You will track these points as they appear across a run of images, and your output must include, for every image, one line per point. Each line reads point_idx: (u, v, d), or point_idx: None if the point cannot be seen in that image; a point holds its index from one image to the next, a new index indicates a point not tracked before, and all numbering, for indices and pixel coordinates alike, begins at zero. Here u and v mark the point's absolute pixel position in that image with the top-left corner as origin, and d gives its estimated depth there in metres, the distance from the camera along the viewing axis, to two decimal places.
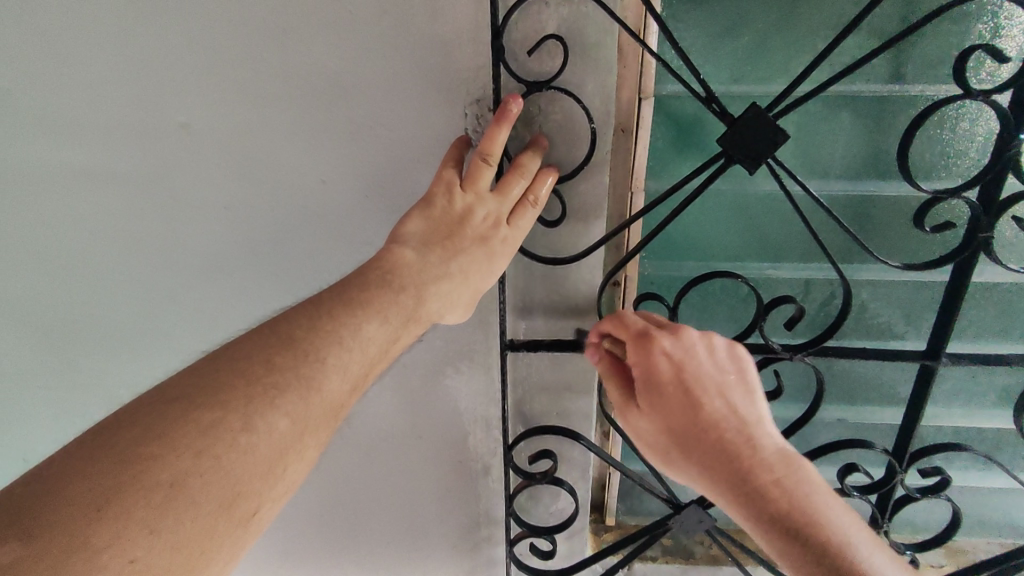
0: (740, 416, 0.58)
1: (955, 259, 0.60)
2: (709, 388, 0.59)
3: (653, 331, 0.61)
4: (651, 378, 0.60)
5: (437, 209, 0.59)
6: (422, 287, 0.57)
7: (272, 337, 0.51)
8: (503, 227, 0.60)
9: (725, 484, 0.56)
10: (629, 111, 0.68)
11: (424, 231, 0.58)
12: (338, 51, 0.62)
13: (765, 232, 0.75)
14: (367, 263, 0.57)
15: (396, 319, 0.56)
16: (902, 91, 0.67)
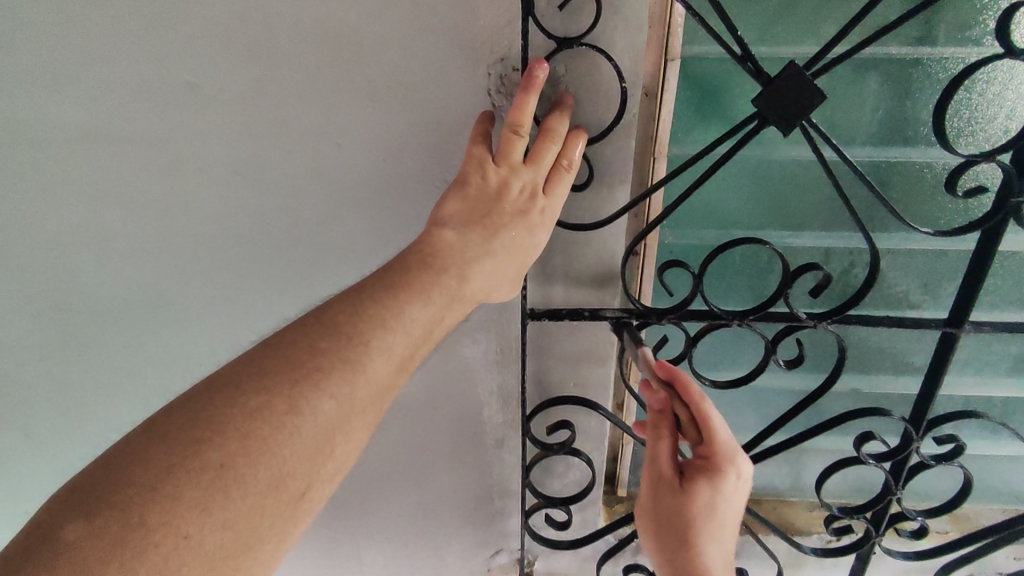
0: (725, 522, 0.64)
1: (984, 223, 0.59)
2: (725, 508, 0.64)
3: (738, 458, 0.62)
4: (703, 477, 0.63)
5: (472, 188, 0.57)
6: (465, 266, 0.56)
7: (317, 323, 0.49)
8: (541, 198, 0.58)
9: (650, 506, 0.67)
10: (656, 73, 0.66)
11: (461, 212, 0.57)
12: (353, 5, 0.59)
13: (787, 199, 0.74)
14: (411, 246, 0.56)
15: (439, 299, 0.54)
16: (933, 55, 0.66)
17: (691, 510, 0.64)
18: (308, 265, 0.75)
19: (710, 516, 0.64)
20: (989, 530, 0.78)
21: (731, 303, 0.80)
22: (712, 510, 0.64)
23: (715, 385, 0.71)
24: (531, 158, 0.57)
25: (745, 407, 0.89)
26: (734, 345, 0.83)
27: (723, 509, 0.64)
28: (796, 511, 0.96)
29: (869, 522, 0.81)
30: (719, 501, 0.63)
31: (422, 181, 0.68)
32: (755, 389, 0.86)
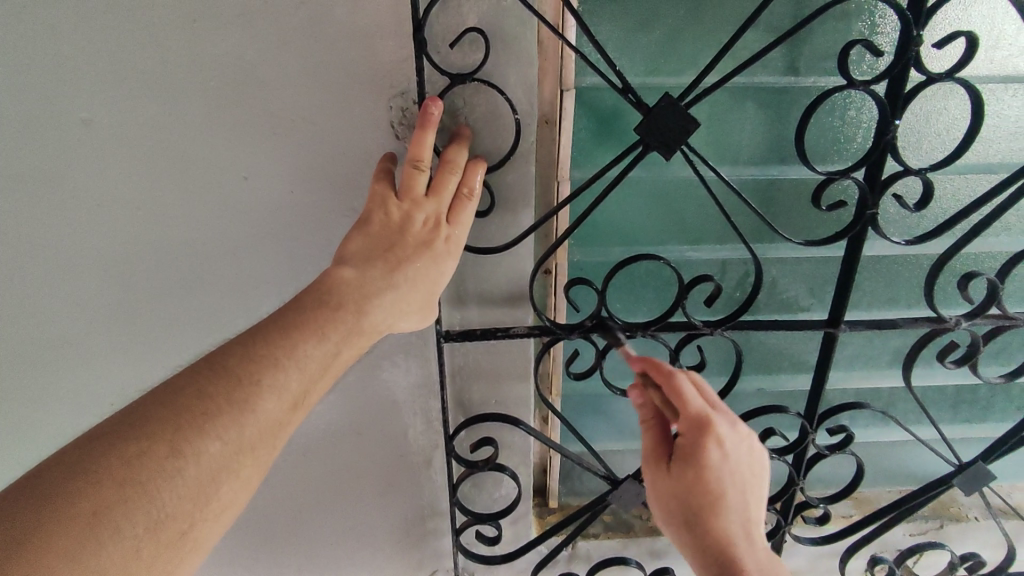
0: (733, 496, 0.62)
1: (846, 233, 0.66)
2: (728, 477, 0.61)
3: (713, 422, 0.61)
4: (687, 456, 0.62)
5: (376, 225, 0.59)
6: (364, 300, 0.57)
7: (208, 368, 0.50)
8: (445, 227, 0.60)
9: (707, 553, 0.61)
10: (552, 102, 0.70)
11: (363, 249, 0.58)
12: (251, 43, 0.61)
13: (683, 215, 0.79)
14: (309, 285, 0.57)
15: (337, 335, 0.55)
16: (797, 83, 0.73)
17: (686, 492, 0.62)
18: (219, 299, 0.74)
19: (711, 489, 0.61)
20: (883, 511, 0.85)
21: (639, 314, 0.85)
22: (711, 490, 0.61)
23: (624, 394, 0.75)
24: (433, 191, 0.59)
25: None
26: (646, 353, 0.87)
27: (724, 480, 0.61)
28: None
29: (778, 512, 0.87)
30: (714, 473, 0.61)
31: (332, 211, 0.70)
32: None
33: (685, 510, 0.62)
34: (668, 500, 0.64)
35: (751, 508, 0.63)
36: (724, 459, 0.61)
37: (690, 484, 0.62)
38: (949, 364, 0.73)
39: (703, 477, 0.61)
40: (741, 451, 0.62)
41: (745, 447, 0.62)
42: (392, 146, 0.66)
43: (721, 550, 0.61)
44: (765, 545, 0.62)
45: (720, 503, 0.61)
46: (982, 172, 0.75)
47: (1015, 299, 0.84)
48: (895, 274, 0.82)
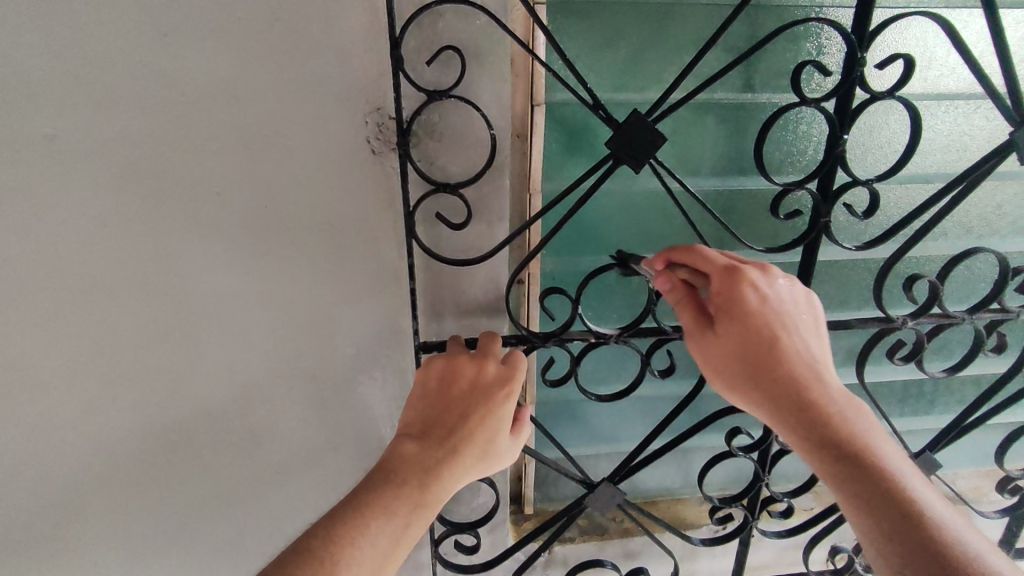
0: (794, 334, 0.62)
1: (803, 240, 0.70)
2: (774, 320, 0.61)
3: (744, 267, 0.62)
4: (728, 310, 0.62)
5: (423, 397, 0.65)
6: (426, 474, 0.59)
7: (293, 554, 0.50)
8: (484, 375, 0.66)
9: (808, 421, 0.58)
10: (524, 118, 0.72)
11: (417, 420, 0.64)
12: (226, 57, 0.61)
13: (650, 224, 0.82)
14: (376, 464, 0.60)
15: (404, 510, 0.56)
16: (753, 99, 0.78)
17: (745, 347, 0.61)
18: (189, 316, 0.72)
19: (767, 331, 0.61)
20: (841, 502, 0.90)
21: (611, 320, 0.87)
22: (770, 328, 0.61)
23: (600, 398, 0.77)
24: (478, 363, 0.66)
25: (634, 415, 0.96)
26: (616, 358, 0.90)
27: (779, 320, 0.62)
28: (688, 507, 1.04)
29: (746, 508, 0.89)
30: (759, 317, 0.61)
31: (307, 224, 0.70)
32: (639, 397, 0.95)
33: (748, 359, 0.61)
34: (726, 362, 0.63)
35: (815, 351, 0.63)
36: (760, 301, 0.62)
37: (740, 337, 0.61)
38: (897, 360, 0.79)
39: (763, 320, 0.61)
40: (782, 289, 0.63)
41: (786, 289, 0.63)
42: (368, 160, 0.67)
43: (801, 399, 0.59)
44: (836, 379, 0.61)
45: (777, 347, 0.61)
46: (922, 182, 0.81)
47: (954, 298, 0.91)
48: (847, 278, 0.87)
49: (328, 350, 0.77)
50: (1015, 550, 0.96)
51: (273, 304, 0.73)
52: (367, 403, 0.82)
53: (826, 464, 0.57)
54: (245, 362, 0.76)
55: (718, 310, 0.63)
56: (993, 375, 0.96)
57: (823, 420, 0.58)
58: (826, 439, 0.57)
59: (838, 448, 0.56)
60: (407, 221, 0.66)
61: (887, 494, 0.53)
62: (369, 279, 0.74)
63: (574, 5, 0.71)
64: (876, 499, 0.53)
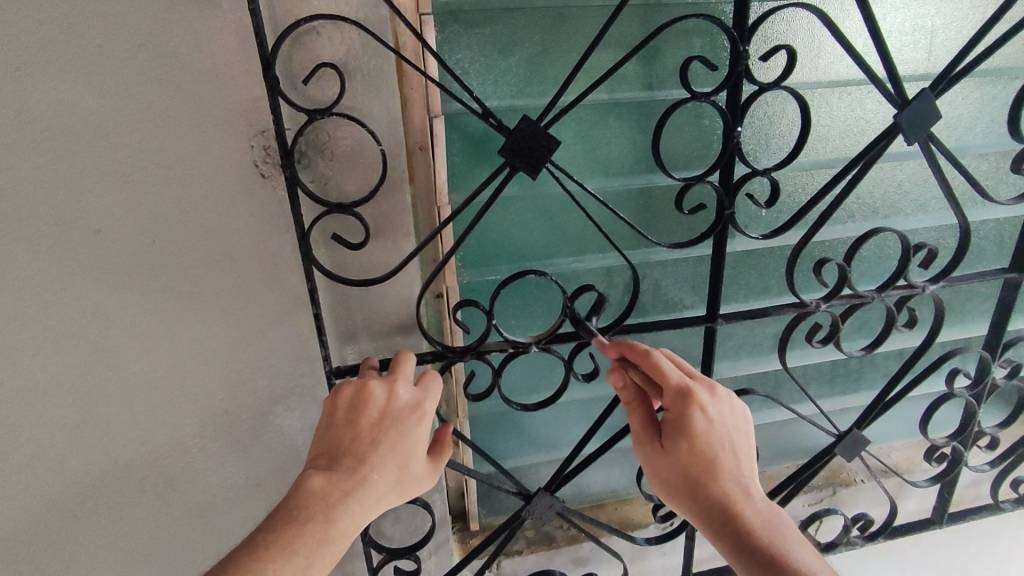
0: (733, 448, 0.65)
1: (709, 233, 0.70)
2: (717, 441, 0.64)
3: (695, 388, 0.64)
4: (676, 428, 0.64)
5: (332, 423, 0.62)
6: (331, 508, 0.57)
7: None
8: (395, 400, 0.63)
9: (735, 539, 0.61)
10: (423, 130, 0.70)
11: (325, 450, 0.61)
12: (86, 87, 0.57)
13: (564, 229, 0.81)
14: (281, 499, 0.57)
15: (305, 550, 0.54)
16: (652, 96, 0.78)
17: (680, 465, 0.64)
18: (80, 362, 0.67)
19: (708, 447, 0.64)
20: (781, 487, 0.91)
21: (535, 327, 0.86)
22: (709, 446, 0.64)
23: (525, 408, 0.76)
24: (390, 389, 0.63)
25: (571, 421, 0.95)
26: (544, 366, 0.89)
27: (720, 436, 0.64)
28: (634, 506, 1.04)
29: None
30: (704, 438, 0.64)
31: (200, 256, 0.66)
32: (573, 402, 0.94)
33: (685, 472, 0.64)
34: (669, 473, 0.65)
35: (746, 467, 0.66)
36: (708, 425, 0.64)
37: (685, 456, 0.64)
38: (815, 343, 0.80)
39: (707, 438, 0.64)
40: (725, 412, 0.65)
41: (728, 412, 0.66)
42: (257, 184, 0.65)
43: (737, 522, 0.62)
44: (762, 495, 0.64)
45: (715, 469, 0.63)
46: (822, 167, 0.83)
47: (866, 278, 0.93)
48: (764, 266, 0.88)
49: (239, 385, 0.74)
50: (948, 516, 0.99)
51: (173, 342, 0.69)
52: (288, 434, 0.79)
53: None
54: (150, 406, 0.72)
55: (667, 426, 0.65)
56: (910, 348, 0.99)
57: (751, 539, 0.61)
58: (755, 555, 0.60)
59: (761, 565, 0.60)
60: (301, 244, 0.63)
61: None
62: (275, 307, 0.71)
63: (462, 12, 0.70)
64: None
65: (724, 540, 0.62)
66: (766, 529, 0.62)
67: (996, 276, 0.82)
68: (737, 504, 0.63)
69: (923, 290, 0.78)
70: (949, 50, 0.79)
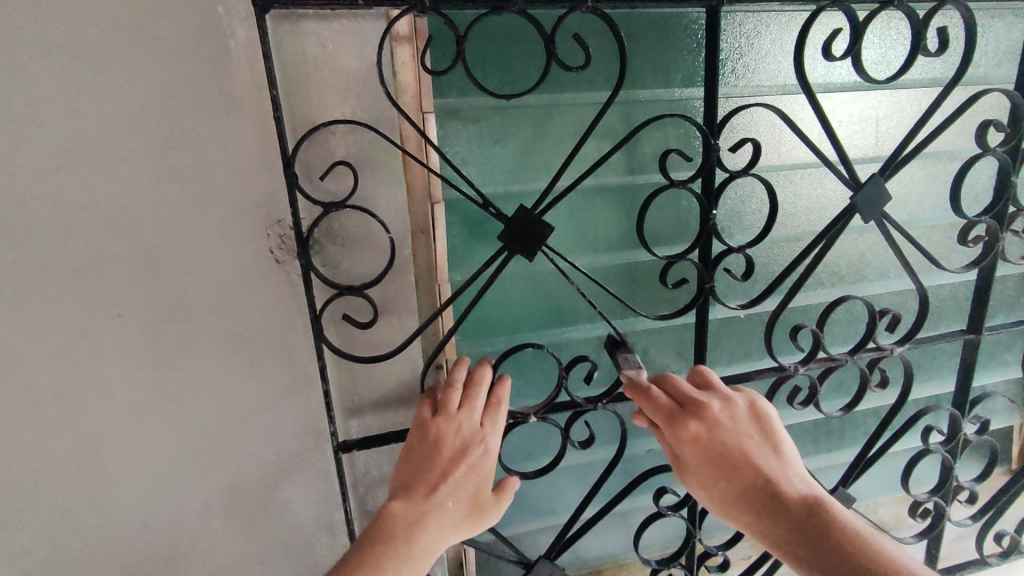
0: (756, 444, 0.68)
1: (691, 306, 0.76)
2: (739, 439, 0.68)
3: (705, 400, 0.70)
4: (685, 442, 0.68)
5: (411, 448, 0.66)
6: (413, 528, 0.60)
7: None
8: (462, 417, 0.67)
9: (776, 520, 0.63)
10: (425, 215, 0.76)
11: (404, 474, 0.64)
12: (120, 184, 0.62)
13: (557, 301, 0.87)
14: (364, 525, 0.60)
15: (392, 571, 0.57)
16: (634, 180, 0.85)
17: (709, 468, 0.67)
18: (91, 442, 0.69)
19: (724, 444, 0.67)
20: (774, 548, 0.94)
21: (531, 395, 0.89)
22: (721, 439, 0.68)
23: (525, 476, 0.79)
24: (464, 403, 0.68)
25: (568, 487, 0.97)
26: (540, 433, 0.92)
27: (733, 433, 0.68)
28: (631, 572, 1.05)
29: (684, 566, 0.91)
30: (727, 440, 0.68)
31: (214, 336, 0.70)
32: (569, 468, 0.96)
33: (714, 479, 0.68)
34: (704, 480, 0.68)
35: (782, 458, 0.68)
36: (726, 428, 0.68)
37: (706, 464, 0.68)
38: (797, 405, 0.85)
39: (722, 435, 0.68)
40: (733, 416, 0.70)
41: (736, 414, 0.70)
42: (272, 269, 0.69)
43: (777, 509, 0.64)
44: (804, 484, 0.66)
45: (743, 462, 0.67)
46: (792, 240, 0.91)
47: (840, 341, 0.99)
48: (744, 332, 0.94)
49: (245, 460, 0.75)
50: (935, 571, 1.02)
51: (183, 421, 0.71)
52: (290, 510, 0.79)
53: (806, 558, 0.61)
54: (156, 485, 0.73)
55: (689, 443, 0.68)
56: (887, 405, 1.04)
57: (797, 515, 0.63)
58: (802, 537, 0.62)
59: (809, 539, 0.61)
60: (313, 325, 0.67)
61: (865, 573, 0.56)
62: (284, 383, 0.74)
63: (461, 111, 0.77)
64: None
65: (770, 527, 0.64)
66: (808, 504, 0.63)
67: (957, 337, 0.89)
68: (772, 489, 0.65)
69: (891, 352, 0.85)
70: (895, 137, 0.89)
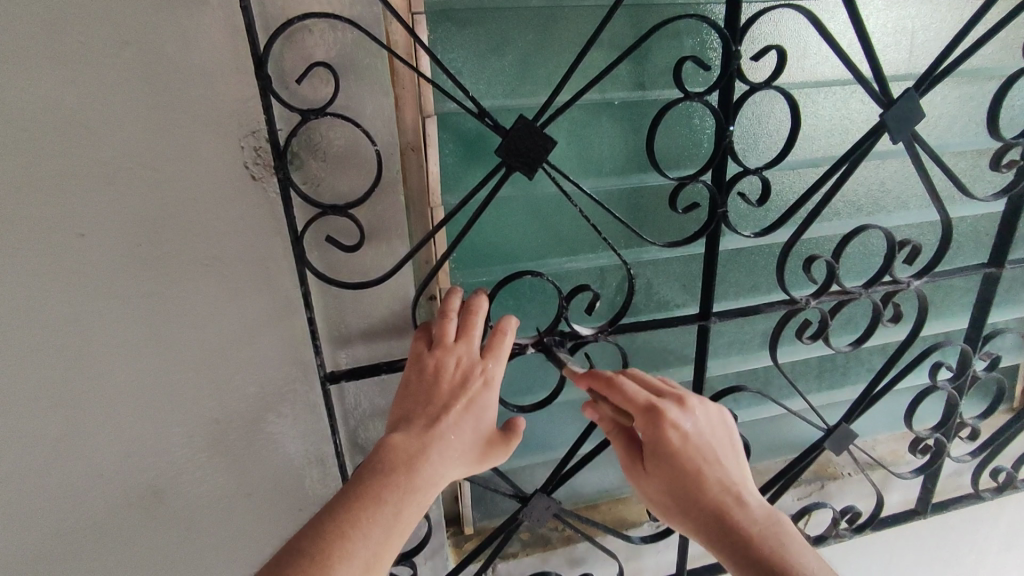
0: (720, 454, 0.64)
1: (702, 233, 0.71)
2: (697, 452, 0.63)
3: (662, 406, 0.62)
4: (652, 447, 0.63)
5: (410, 382, 0.63)
6: (415, 459, 0.57)
7: (285, 554, 0.49)
8: (461, 347, 0.64)
9: (720, 535, 0.61)
10: (416, 130, 0.69)
11: (404, 409, 0.61)
12: (68, 85, 0.55)
13: (558, 229, 0.81)
14: (363, 459, 0.57)
15: (395, 501, 0.54)
16: (643, 96, 0.78)
17: (665, 478, 0.64)
18: (62, 373, 0.65)
19: (684, 458, 0.62)
20: (773, 482, 0.93)
21: (528, 329, 0.86)
22: (683, 451, 0.62)
23: (521, 409, 0.76)
24: (462, 334, 0.64)
25: (566, 422, 0.95)
26: (538, 367, 0.89)
27: (698, 444, 0.63)
28: (628, 505, 1.05)
29: None
30: (681, 456, 0.62)
31: (188, 260, 0.64)
32: (568, 403, 0.94)
33: (664, 488, 0.64)
34: (654, 489, 0.66)
35: (735, 472, 0.64)
36: (688, 442, 0.63)
37: (664, 473, 0.63)
38: (805, 339, 0.80)
39: (693, 446, 0.63)
40: (700, 425, 0.64)
41: (703, 421, 0.64)
42: (247, 186, 0.63)
43: (727, 527, 0.61)
44: (758, 499, 0.63)
45: (700, 480, 0.62)
46: (810, 166, 0.85)
47: (852, 275, 0.95)
48: (754, 264, 0.90)
49: (229, 392, 0.72)
50: (932, 506, 1.01)
51: (161, 350, 0.67)
52: (279, 442, 0.77)
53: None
54: (136, 416, 0.69)
55: (646, 452, 0.64)
56: (896, 342, 1.01)
57: (741, 539, 0.60)
58: (744, 559, 0.59)
59: (749, 560, 0.59)
60: (295, 248, 0.62)
61: None
62: (266, 311, 0.69)
63: (455, 11, 0.69)
64: None
65: (711, 538, 0.62)
66: (760, 526, 0.60)
67: (978, 271, 0.83)
68: (729, 508, 0.62)
69: (908, 286, 0.80)
70: (930, 52, 0.81)
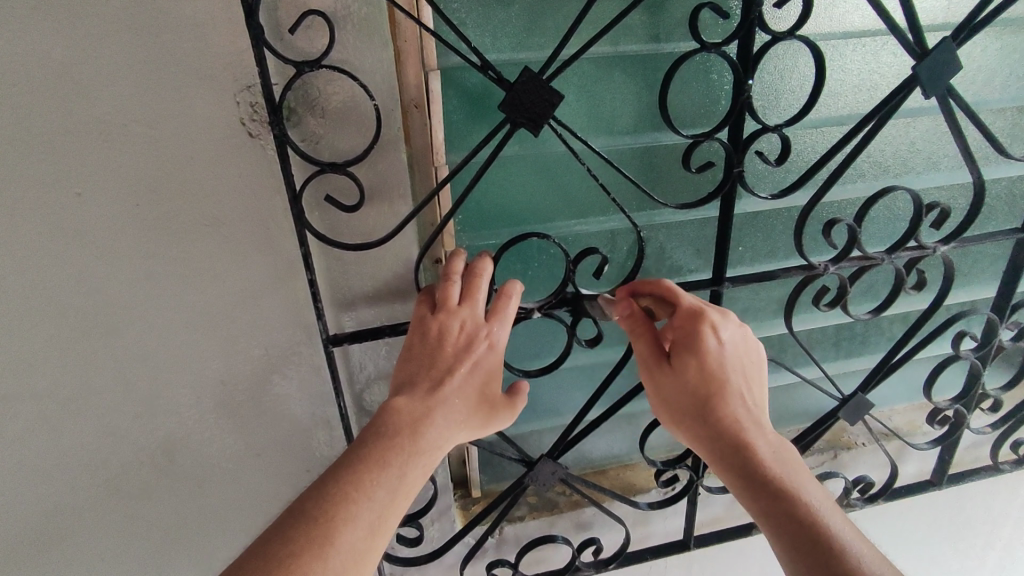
0: (742, 373, 0.64)
1: (717, 193, 0.68)
2: (727, 363, 0.63)
3: (706, 310, 0.64)
4: (686, 345, 0.63)
5: (414, 344, 0.61)
6: (419, 422, 0.56)
7: (290, 517, 0.49)
8: (464, 309, 0.62)
9: (730, 453, 0.60)
10: (419, 87, 0.65)
11: (409, 372, 0.60)
12: (56, 37, 0.53)
13: (567, 190, 0.78)
14: (368, 422, 0.57)
15: (399, 463, 0.54)
16: (658, 49, 0.74)
17: (686, 383, 0.63)
18: (68, 334, 0.65)
19: (716, 364, 0.63)
20: (785, 450, 0.92)
21: (536, 292, 0.84)
22: (715, 357, 0.63)
23: (526, 374, 0.74)
24: (466, 297, 0.62)
25: (574, 387, 0.94)
26: (546, 332, 0.87)
27: (728, 357, 0.63)
28: (636, 471, 1.04)
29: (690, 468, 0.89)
30: (712, 361, 0.63)
31: (187, 221, 0.63)
32: (576, 369, 0.93)
33: (683, 393, 0.63)
34: (671, 395, 0.64)
35: (757, 399, 0.64)
36: (719, 352, 0.63)
37: (692, 373, 0.62)
38: (822, 307, 0.77)
39: (724, 358, 0.63)
40: (736, 339, 0.65)
41: (739, 336, 0.65)
42: (244, 144, 0.62)
43: (742, 447, 0.60)
44: (773, 430, 0.62)
45: (725, 390, 0.62)
46: (834, 123, 0.80)
47: (875, 239, 0.91)
48: (772, 228, 0.86)
49: (233, 353, 0.72)
50: (948, 477, 0.99)
51: (164, 311, 0.67)
52: (285, 404, 0.77)
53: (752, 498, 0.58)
54: (142, 377, 0.70)
55: (676, 347, 0.64)
56: (917, 310, 0.98)
57: (757, 457, 0.59)
58: (754, 479, 0.58)
59: (759, 481, 0.58)
60: (293, 207, 0.61)
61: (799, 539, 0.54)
62: (267, 272, 0.68)
63: None
64: (793, 532, 0.54)
65: (721, 455, 0.61)
66: (775, 453, 0.60)
67: (1009, 236, 0.79)
68: (746, 429, 0.61)
69: (935, 252, 0.76)
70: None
